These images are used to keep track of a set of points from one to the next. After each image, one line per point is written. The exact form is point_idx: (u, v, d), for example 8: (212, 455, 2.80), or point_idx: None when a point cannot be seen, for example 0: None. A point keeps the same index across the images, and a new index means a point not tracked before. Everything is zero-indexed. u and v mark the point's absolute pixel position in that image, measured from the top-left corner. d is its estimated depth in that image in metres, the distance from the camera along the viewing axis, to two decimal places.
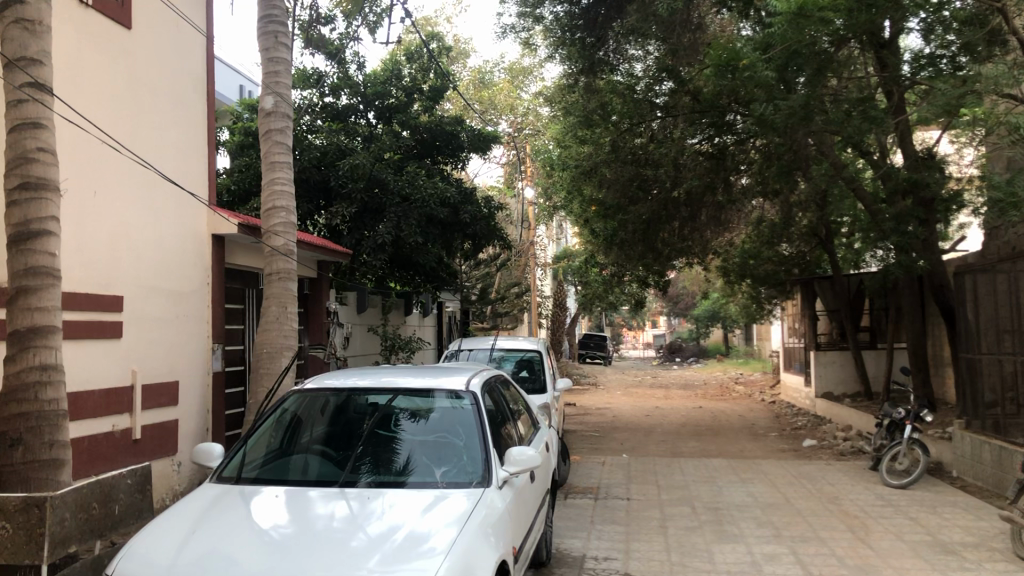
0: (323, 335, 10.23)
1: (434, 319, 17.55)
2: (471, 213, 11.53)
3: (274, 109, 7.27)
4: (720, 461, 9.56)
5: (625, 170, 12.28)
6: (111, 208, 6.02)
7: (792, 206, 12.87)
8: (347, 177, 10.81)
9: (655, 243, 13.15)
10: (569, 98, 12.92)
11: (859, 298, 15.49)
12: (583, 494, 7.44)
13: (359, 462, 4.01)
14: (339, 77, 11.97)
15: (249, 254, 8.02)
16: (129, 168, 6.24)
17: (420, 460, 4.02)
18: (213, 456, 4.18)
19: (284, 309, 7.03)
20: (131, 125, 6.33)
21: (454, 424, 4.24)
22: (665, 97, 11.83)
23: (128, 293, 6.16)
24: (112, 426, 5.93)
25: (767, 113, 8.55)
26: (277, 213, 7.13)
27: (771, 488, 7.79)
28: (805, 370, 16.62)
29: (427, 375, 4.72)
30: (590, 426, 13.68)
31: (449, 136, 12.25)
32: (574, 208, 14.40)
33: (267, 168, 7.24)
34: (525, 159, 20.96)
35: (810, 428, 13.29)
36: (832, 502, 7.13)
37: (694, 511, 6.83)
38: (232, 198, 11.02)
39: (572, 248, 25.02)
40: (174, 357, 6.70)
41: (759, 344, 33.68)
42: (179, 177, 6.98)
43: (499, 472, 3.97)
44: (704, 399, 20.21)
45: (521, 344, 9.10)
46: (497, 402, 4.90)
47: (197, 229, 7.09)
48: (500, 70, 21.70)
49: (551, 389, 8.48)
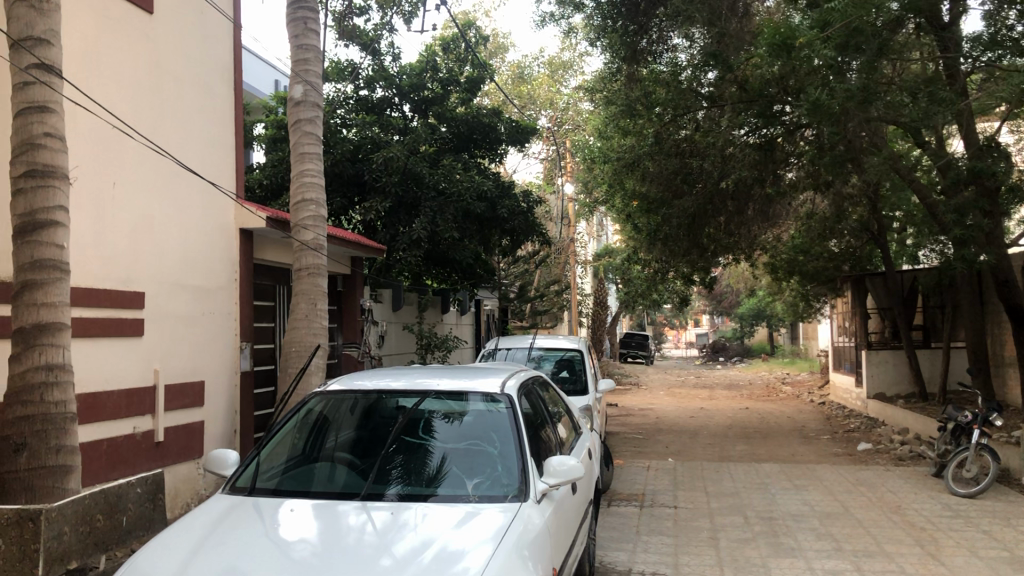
0: (357, 333, 9.95)
1: (472, 317, 17.24)
2: (509, 208, 11.18)
3: (303, 98, 6.96)
4: (771, 466, 9.09)
5: (669, 162, 11.86)
6: (132, 201, 5.76)
7: (843, 199, 12.46)
8: (380, 171, 10.53)
9: (700, 238, 12.67)
10: (610, 89, 12.58)
11: (914, 295, 14.86)
12: (627, 502, 7.04)
13: (385, 471, 3.66)
14: (374, 69, 11.68)
15: (279, 250, 7.72)
16: (151, 159, 5.99)
17: (453, 470, 3.66)
18: (228, 463, 3.86)
19: (314, 306, 6.73)
20: (154, 114, 6.07)
21: (489, 430, 3.88)
22: (710, 88, 11.43)
23: (150, 290, 5.90)
24: (133, 428, 5.67)
25: (822, 99, 8.09)
26: (306, 206, 6.85)
27: (828, 496, 7.31)
28: (856, 369, 16.03)
29: (460, 376, 4.34)
30: (633, 428, 13.25)
31: (487, 128, 11.88)
32: (616, 202, 14.02)
33: (296, 159, 6.93)
34: (565, 155, 20.59)
35: (864, 431, 12.71)
36: (895, 513, 6.65)
37: (747, 521, 6.39)
38: (265, 193, 10.77)
39: (613, 245, 24.62)
40: (199, 356, 6.43)
41: (806, 343, 32.92)
42: (206, 169, 6.72)
43: (538, 484, 3.58)
44: (749, 399, 19.64)
45: (561, 343, 8.71)
46: (536, 406, 4.51)
47: (224, 223, 6.82)
48: (538, 64, 21.42)
49: (593, 390, 8.08)
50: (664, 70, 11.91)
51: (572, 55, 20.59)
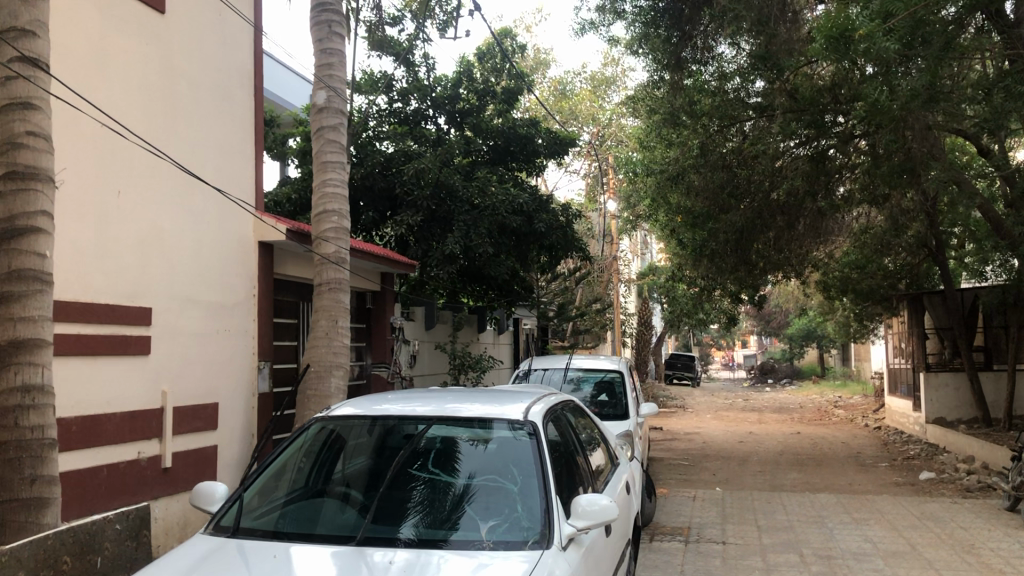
0: (387, 352, 9.56)
1: (510, 337, 16.81)
2: (546, 222, 10.76)
3: (327, 105, 6.58)
4: (827, 496, 8.46)
5: (714, 176, 11.35)
6: (140, 210, 5.43)
7: (899, 213, 11.84)
8: (412, 183, 10.15)
9: (748, 254, 12.09)
10: (653, 98, 12.14)
11: (976, 314, 14.05)
12: (670, 537, 6.52)
13: (388, 510, 3.19)
14: (408, 82, 11.33)
15: (300, 264, 7.34)
16: (162, 167, 5.66)
17: (467, 511, 3.18)
18: (216, 498, 3.42)
19: (334, 324, 6.30)
20: (165, 121, 5.74)
21: (509, 463, 3.38)
22: (759, 97, 10.89)
23: (159, 306, 5.55)
24: (138, 453, 5.29)
25: (881, 99, 7.60)
26: (328, 218, 6.46)
27: (892, 532, 6.68)
28: (912, 393, 15.26)
29: (481, 400, 3.84)
30: (678, 453, 12.64)
31: (524, 140, 11.51)
32: (660, 217, 13.52)
33: (318, 168, 6.54)
34: (607, 171, 20.10)
35: (925, 458, 11.98)
36: (968, 553, 6.00)
37: (803, 560, 5.83)
38: (295, 208, 10.44)
39: (657, 264, 24.07)
40: (213, 376, 6.07)
41: (858, 364, 31.89)
42: (223, 179, 6.39)
43: (563, 528, 3.07)
44: (800, 423, 18.85)
45: (600, 364, 8.21)
46: (566, 434, 4.01)
47: (241, 236, 6.46)
48: (581, 80, 21.07)
49: (634, 415, 7.55)
50: (711, 80, 11.38)
51: (615, 71, 20.29)
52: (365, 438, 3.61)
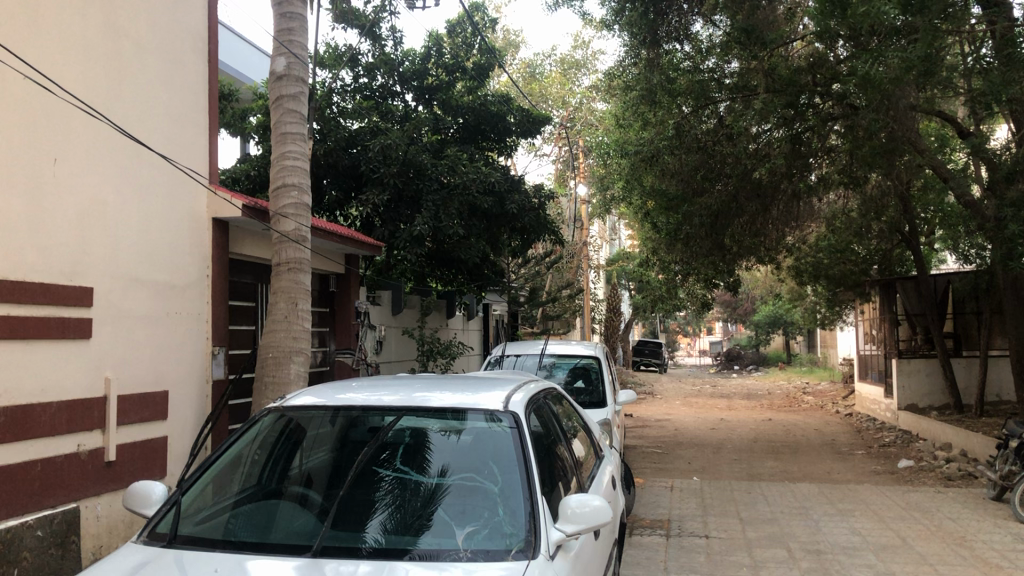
0: (352, 338, 9.15)
1: (478, 322, 16.49)
2: (518, 203, 10.40)
3: (287, 72, 6.13)
4: (808, 486, 8.20)
5: (689, 158, 11.05)
6: (79, 180, 4.97)
7: (873, 197, 11.67)
8: (377, 160, 9.69)
9: (723, 239, 11.79)
10: (627, 75, 11.76)
11: (948, 299, 13.84)
12: (651, 530, 6.20)
13: (351, 517, 2.80)
14: (374, 56, 10.83)
15: (258, 243, 6.90)
16: (105, 135, 5.20)
17: (439, 515, 2.80)
18: (153, 499, 3.00)
19: (294, 306, 5.86)
20: (107, 84, 5.27)
21: (487, 458, 2.98)
22: (733, 79, 10.64)
23: (101, 286, 5.09)
24: (77, 445, 4.84)
25: (871, 71, 7.72)
26: (287, 192, 6.04)
27: (879, 523, 6.42)
28: (884, 380, 15.13)
29: (455, 388, 3.42)
30: (651, 441, 12.37)
31: (495, 118, 11.14)
32: (634, 200, 13.18)
33: (277, 140, 6.10)
34: (578, 154, 19.75)
35: (901, 446, 11.80)
36: (961, 547, 5.73)
37: (792, 556, 5.54)
38: (254, 185, 9.98)
39: (627, 250, 23.88)
40: (163, 362, 5.64)
41: (825, 351, 31.99)
42: (174, 150, 5.93)
43: (551, 533, 2.70)
44: (772, 410, 18.68)
45: (575, 349, 7.87)
46: (548, 424, 3.65)
47: (194, 212, 6.03)
48: (550, 62, 20.74)
49: (612, 403, 7.22)
50: (686, 60, 11.02)
51: (586, 53, 20.04)
52: (326, 428, 3.21)
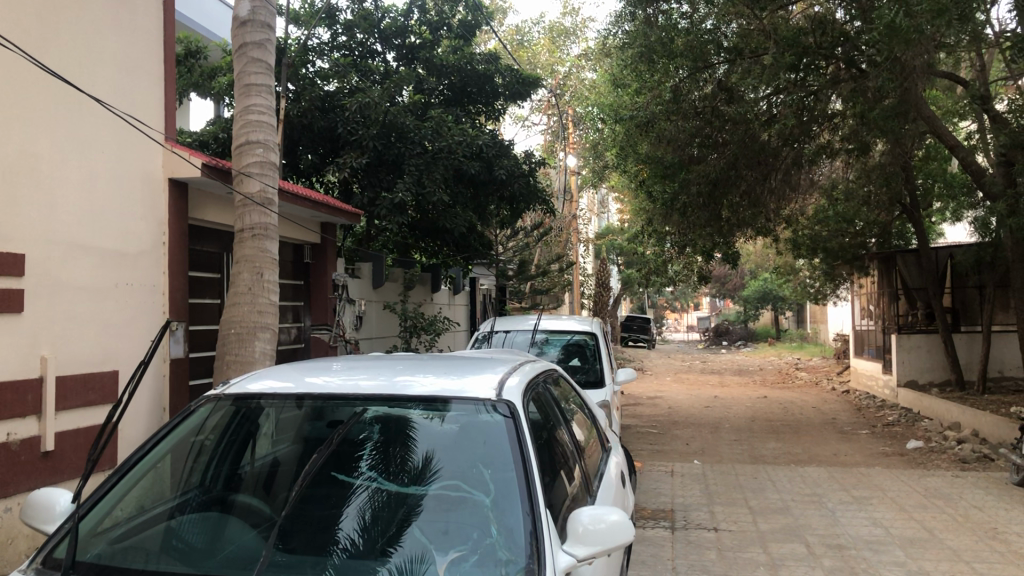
0: (329, 313, 8.54)
1: (466, 297, 15.94)
2: (508, 169, 9.77)
3: (251, 17, 5.47)
4: (817, 469, 7.69)
5: (687, 124, 10.38)
6: (5, 129, 4.34)
7: (875, 167, 11.17)
8: (357, 122, 9.07)
9: (721, 210, 11.15)
10: (620, 38, 11.14)
11: (948, 273, 13.25)
12: (655, 522, 5.67)
13: (308, 537, 2.23)
14: (353, 12, 10.19)
15: (220, 208, 6.27)
16: (35, 80, 4.56)
17: (414, 531, 2.24)
18: (55, 515, 2.39)
19: (259, 278, 5.22)
20: (39, 22, 4.62)
21: (477, 455, 2.40)
22: (732, 40, 10.09)
23: (35, 252, 4.47)
24: (8, 434, 4.24)
25: (897, 20, 7.16)
26: (253, 149, 5.40)
27: (901, 513, 5.92)
28: (882, 356, 14.66)
29: (439, 370, 2.83)
30: (646, 420, 11.89)
31: (482, 80, 10.52)
32: (629, 168, 12.57)
33: (242, 91, 5.45)
34: (567, 124, 19.08)
35: (906, 424, 11.33)
36: (995, 541, 5.20)
37: (811, 551, 5.02)
38: (222, 148, 9.33)
39: (616, 225, 23.33)
40: (112, 338, 5.03)
41: (815, 328, 31.65)
42: (123, 102, 5.30)
43: (559, 557, 2.14)
44: (766, 387, 18.22)
45: (569, 325, 7.30)
46: (546, 409, 3.07)
47: (149, 171, 5.42)
48: (538, 30, 20.02)
49: (610, 382, 6.67)
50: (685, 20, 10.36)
51: (576, 21, 19.36)
52: (288, 414, 2.60)
